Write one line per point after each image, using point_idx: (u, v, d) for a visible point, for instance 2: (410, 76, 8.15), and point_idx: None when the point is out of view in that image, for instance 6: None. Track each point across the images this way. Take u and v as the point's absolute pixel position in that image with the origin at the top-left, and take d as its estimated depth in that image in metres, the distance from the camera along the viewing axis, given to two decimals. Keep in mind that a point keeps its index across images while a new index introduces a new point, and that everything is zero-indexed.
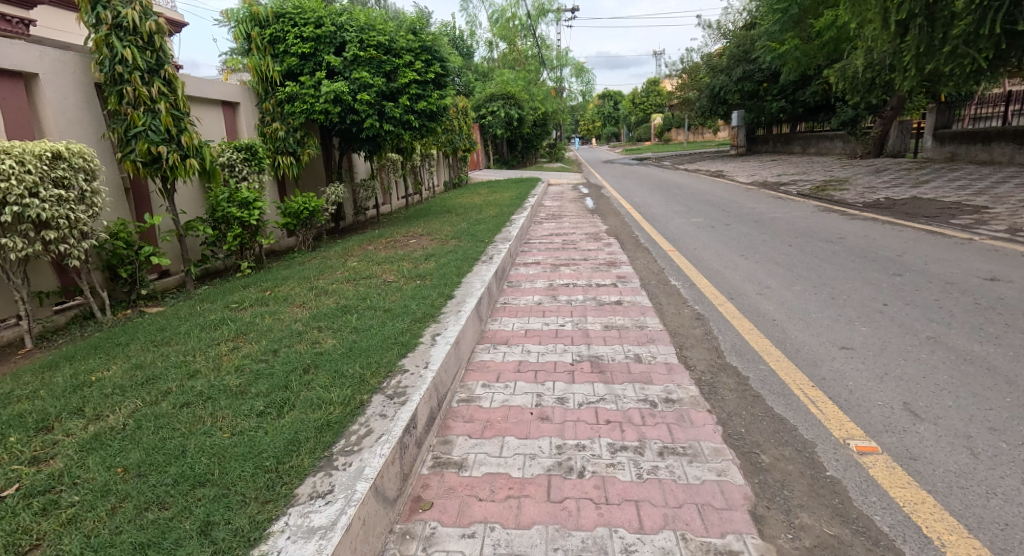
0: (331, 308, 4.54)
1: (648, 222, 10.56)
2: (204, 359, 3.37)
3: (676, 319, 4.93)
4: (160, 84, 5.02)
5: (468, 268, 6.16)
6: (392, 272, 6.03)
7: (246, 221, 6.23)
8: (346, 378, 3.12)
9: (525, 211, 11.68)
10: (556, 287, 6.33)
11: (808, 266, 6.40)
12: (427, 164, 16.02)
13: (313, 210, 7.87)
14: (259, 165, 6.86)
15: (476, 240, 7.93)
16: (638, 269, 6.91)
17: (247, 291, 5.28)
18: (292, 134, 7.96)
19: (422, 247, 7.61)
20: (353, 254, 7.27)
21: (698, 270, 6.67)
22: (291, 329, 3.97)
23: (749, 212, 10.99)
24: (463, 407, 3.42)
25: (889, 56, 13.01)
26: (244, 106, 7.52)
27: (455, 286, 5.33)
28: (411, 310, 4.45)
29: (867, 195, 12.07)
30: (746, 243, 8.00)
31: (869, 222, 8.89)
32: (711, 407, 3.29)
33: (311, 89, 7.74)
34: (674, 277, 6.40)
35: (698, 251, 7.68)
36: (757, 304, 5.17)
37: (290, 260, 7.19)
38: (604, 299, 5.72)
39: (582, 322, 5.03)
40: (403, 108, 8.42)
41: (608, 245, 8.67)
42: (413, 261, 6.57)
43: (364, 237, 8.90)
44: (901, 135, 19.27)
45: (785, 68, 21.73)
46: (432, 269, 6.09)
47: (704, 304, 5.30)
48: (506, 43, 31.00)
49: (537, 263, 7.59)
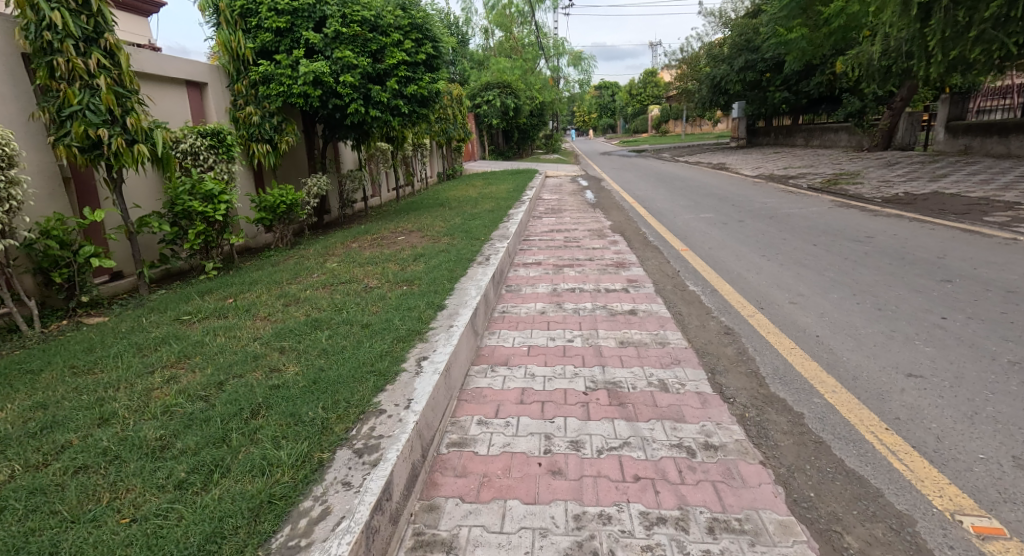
0: (300, 322, 3.85)
1: (655, 218, 9.91)
2: (128, 395, 2.69)
3: (701, 335, 4.26)
4: (99, 56, 4.31)
5: (461, 270, 5.49)
6: (376, 275, 5.34)
7: (211, 217, 5.54)
8: (304, 425, 2.43)
9: (523, 204, 11.01)
10: (561, 292, 5.66)
11: (840, 269, 5.75)
12: (420, 155, 15.33)
13: (291, 204, 7.17)
14: (228, 154, 6.16)
15: (471, 238, 7.24)
16: (650, 271, 6.25)
17: (206, 298, 4.59)
18: (268, 120, 7.26)
19: (412, 245, 6.92)
20: (333, 253, 6.58)
21: (717, 273, 6.00)
22: (246, 351, 3.28)
23: (761, 207, 10.34)
24: (454, 455, 2.75)
25: (906, 42, 12.45)
26: (213, 87, 6.80)
27: (447, 294, 4.66)
28: (393, 325, 3.77)
29: (883, 190, 11.45)
30: (766, 242, 7.34)
31: (895, 220, 8.24)
32: (764, 458, 2.63)
33: (288, 69, 7.01)
34: (691, 281, 5.74)
35: (713, 251, 7.02)
36: (793, 315, 4.52)
37: (265, 259, 6.49)
38: (616, 307, 5.06)
39: (593, 337, 4.36)
40: (391, 92, 7.70)
41: (614, 243, 8.00)
42: (401, 262, 5.88)
43: (349, 233, 8.20)
44: (910, 127, 18.63)
45: (790, 57, 21.09)
46: (422, 272, 5.41)
47: (731, 316, 4.65)
48: (502, 31, 30.16)
49: (538, 264, 6.92)
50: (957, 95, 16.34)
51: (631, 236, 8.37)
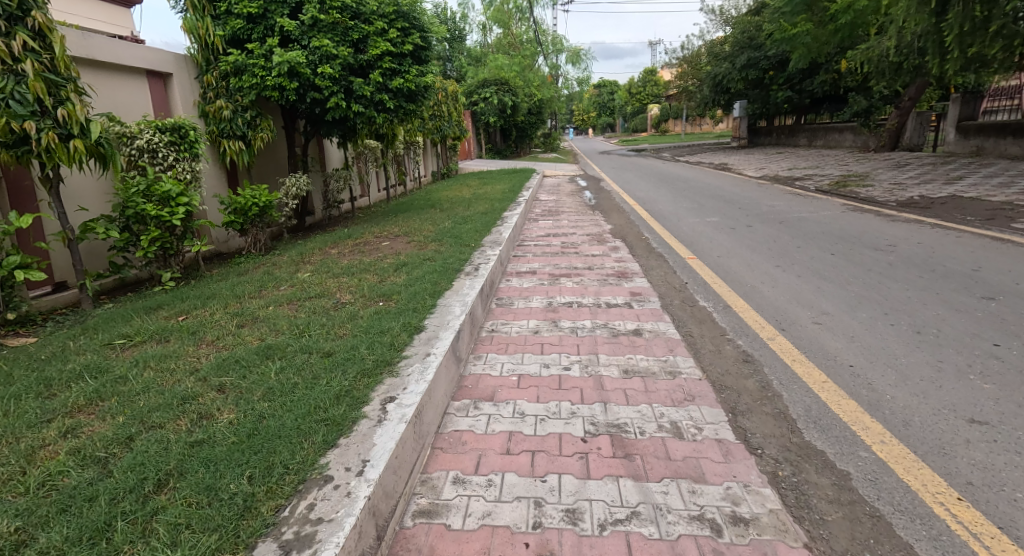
0: (252, 348, 3.30)
1: (657, 222, 9.37)
2: (7, 455, 2.15)
3: (716, 363, 3.72)
4: (26, 37, 3.75)
5: (446, 283, 4.94)
6: (351, 287, 4.80)
7: (169, 223, 4.98)
8: (218, 505, 1.89)
9: (518, 206, 10.46)
10: (556, 306, 5.12)
11: (865, 282, 5.21)
12: (412, 154, 14.79)
13: (265, 206, 6.60)
14: (191, 151, 5.60)
15: (461, 244, 6.70)
16: (654, 283, 5.71)
17: (152, 316, 4.04)
18: (241, 114, 6.70)
19: (395, 252, 6.37)
20: (309, 261, 6.02)
21: (729, 286, 5.46)
22: (177, 387, 2.74)
23: (769, 211, 9.80)
24: (421, 531, 2.21)
25: (920, 38, 11.92)
26: (178, 79, 6.23)
27: (426, 312, 4.10)
28: (360, 354, 3.22)
29: (897, 193, 10.92)
30: (779, 249, 6.80)
31: (915, 226, 7.71)
32: (809, 541, 2.11)
33: (261, 59, 6.45)
34: (701, 296, 5.20)
35: (722, 259, 6.49)
36: (821, 339, 3.98)
37: (233, 268, 5.92)
38: (618, 326, 4.52)
39: (593, 363, 3.82)
40: (375, 86, 7.15)
41: (615, 250, 7.46)
42: (380, 272, 5.33)
43: (330, 237, 7.64)
44: (918, 127, 18.11)
45: (794, 54, 20.55)
46: (402, 284, 4.86)
47: (748, 339, 4.11)
48: (500, 27, 29.57)
49: (533, 273, 6.39)
50: (969, 95, 15.80)
51: (632, 242, 7.83)
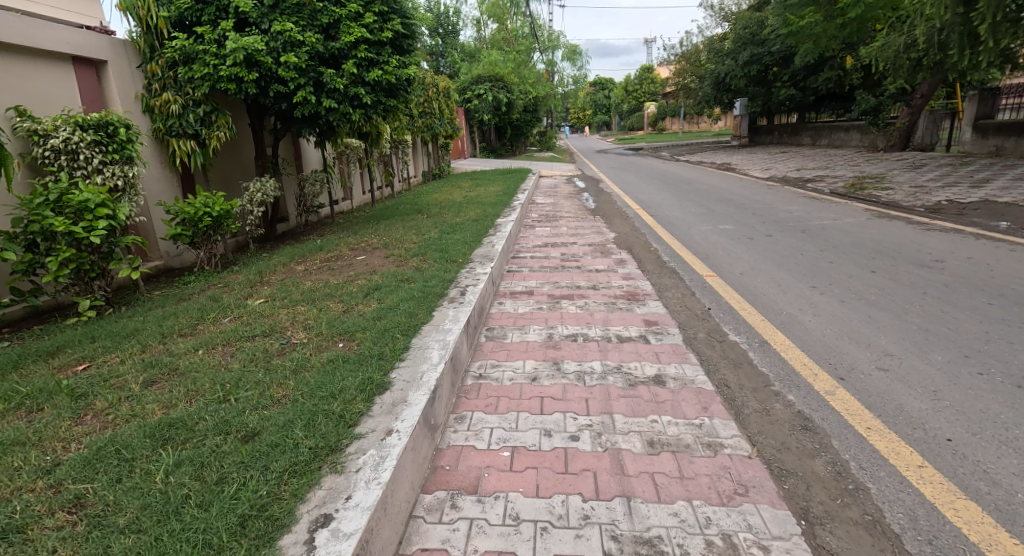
0: (146, 421, 2.43)
1: (665, 229, 8.54)
2: None
3: (768, 431, 2.90)
4: None
5: (425, 313, 4.09)
6: (309, 320, 3.93)
7: (86, 241, 4.13)
8: None
9: (512, 210, 9.60)
10: (558, 341, 4.28)
11: (925, 309, 4.39)
12: (400, 153, 13.93)
13: (219, 216, 5.70)
14: (124, 153, 4.70)
15: (447, 260, 5.83)
16: (673, 309, 4.88)
17: (44, 365, 3.17)
18: (192, 109, 5.80)
19: (370, 270, 5.53)
20: (269, 282, 5.16)
21: (761, 314, 4.62)
22: (9, 507, 1.90)
23: (787, 217, 8.99)
24: None
25: (945, 29, 11.11)
26: (114, 66, 5.37)
27: (396, 359, 3.25)
28: (292, 433, 2.36)
29: (921, 197, 10.13)
30: (810, 265, 5.97)
31: (956, 236, 6.90)
32: None
33: (213, 46, 5.56)
34: (730, 328, 4.37)
35: (746, 278, 5.66)
36: (896, 393, 3.14)
37: (178, 290, 5.04)
38: (634, 372, 3.68)
39: (608, 430, 2.98)
40: (349, 78, 6.29)
41: (622, 264, 6.63)
42: (346, 298, 4.46)
43: (300, 249, 6.77)
44: (931, 126, 17.32)
45: (801, 50, 19.75)
46: (369, 316, 4.00)
47: (803, 391, 3.26)
48: (495, 22, 28.65)
49: (529, 294, 5.54)
50: (987, 91, 15.00)
51: (640, 255, 6.99)
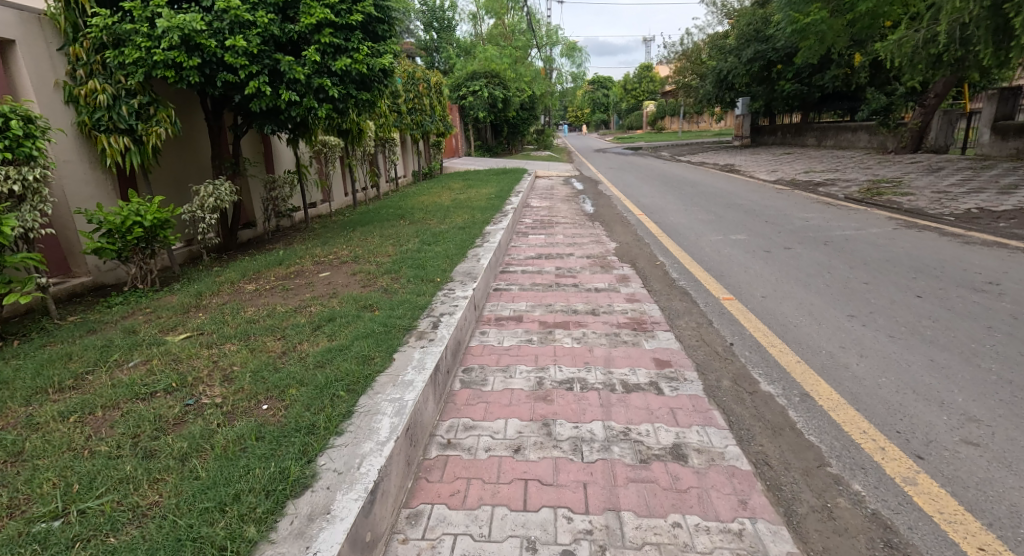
0: None
1: (671, 239, 7.75)
2: None
3: (837, 549, 2.12)
4: None
5: (383, 357, 3.27)
6: (234, 367, 3.10)
7: None
8: None
9: (504, 216, 8.76)
10: (549, 390, 3.46)
11: (1000, 350, 3.60)
12: (386, 152, 13.09)
13: (154, 225, 4.84)
14: (21, 151, 3.84)
15: (423, 279, 5.03)
16: (688, 346, 4.09)
17: None
18: (125, 100, 4.94)
19: (332, 291, 4.72)
20: (207, 306, 4.35)
21: (796, 353, 3.81)
22: None
23: (803, 226, 8.20)
24: None
25: (972, 21, 10.29)
26: (25, 47, 4.54)
27: (331, 435, 2.43)
28: None
29: (948, 203, 9.34)
30: (843, 287, 5.17)
31: (1002, 251, 6.12)
32: None
33: (146, 25, 4.73)
34: (762, 374, 3.55)
35: (770, 303, 4.86)
36: (1002, 485, 2.35)
37: (95, 316, 4.22)
38: (646, 440, 2.87)
39: (615, 544, 2.19)
40: (312, 67, 5.47)
41: (625, 281, 5.83)
42: (289, 333, 3.63)
43: (259, 261, 5.98)
44: (945, 127, 16.52)
45: (807, 46, 18.97)
46: (311, 363, 3.17)
47: (872, 478, 2.45)
48: (492, 17, 27.80)
49: (517, 321, 4.73)
50: (1007, 91, 14.19)
51: (645, 271, 6.16)
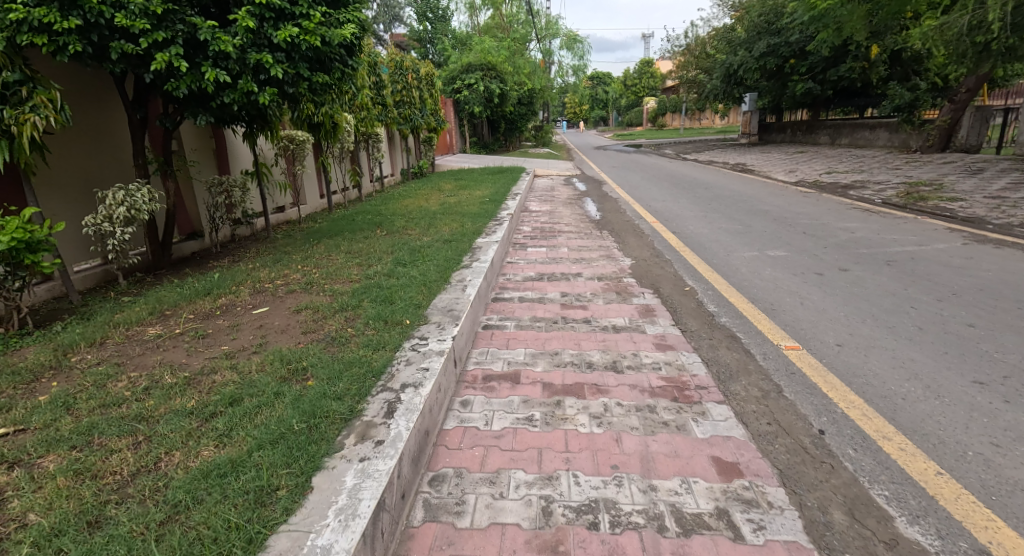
0: None
1: (698, 255, 6.48)
2: None
3: None
4: None
5: (290, 493, 1.99)
6: (27, 521, 1.84)
7: None
8: None
9: (499, 224, 7.50)
10: (563, 530, 2.22)
11: None
12: (369, 148, 11.78)
13: (21, 250, 3.60)
14: None
15: (387, 321, 3.75)
16: (763, 436, 2.81)
17: None
18: None
19: (257, 342, 3.44)
20: (72, 367, 3.05)
21: (931, 454, 2.57)
22: None
23: (850, 239, 6.96)
24: None
25: None
26: None
27: None
28: None
29: (1010, 211, 8.11)
30: (944, 329, 3.93)
31: None
32: None
33: None
34: (893, 499, 2.32)
35: (854, 356, 3.61)
36: None
37: None
38: None
39: None
40: (244, 36, 4.18)
41: (651, 317, 4.57)
42: (158, 433, 2.33)
43: (186, 287, 4.71)
44: (977, 124, 15.17)
45: (824, 38, 17.67)
46: (162, 507, 1.90)
47: None
48: (490, 8, 26.63)
49: (513, 383, 3.44)
50: None
51: (674, 302, 4.89)
